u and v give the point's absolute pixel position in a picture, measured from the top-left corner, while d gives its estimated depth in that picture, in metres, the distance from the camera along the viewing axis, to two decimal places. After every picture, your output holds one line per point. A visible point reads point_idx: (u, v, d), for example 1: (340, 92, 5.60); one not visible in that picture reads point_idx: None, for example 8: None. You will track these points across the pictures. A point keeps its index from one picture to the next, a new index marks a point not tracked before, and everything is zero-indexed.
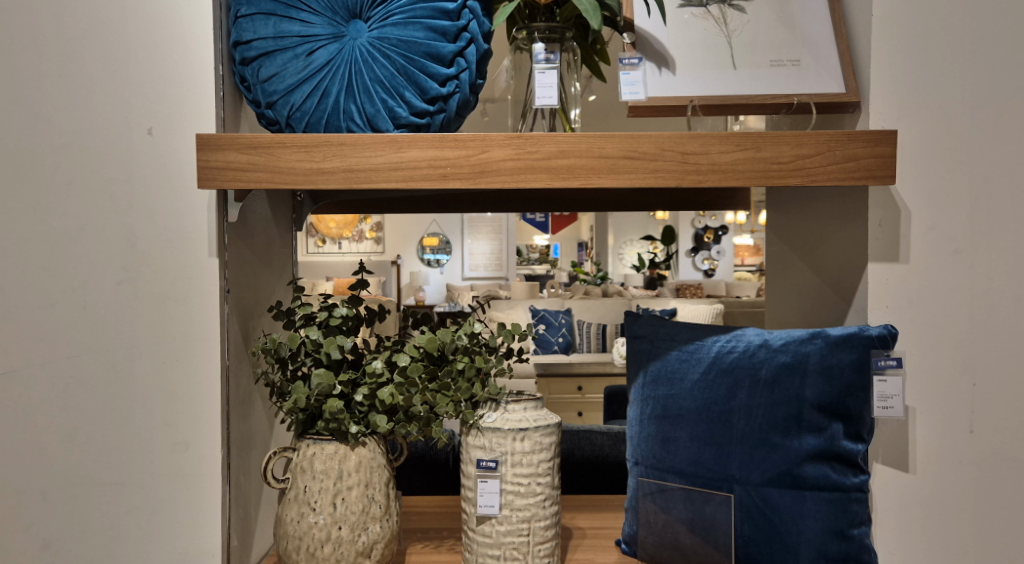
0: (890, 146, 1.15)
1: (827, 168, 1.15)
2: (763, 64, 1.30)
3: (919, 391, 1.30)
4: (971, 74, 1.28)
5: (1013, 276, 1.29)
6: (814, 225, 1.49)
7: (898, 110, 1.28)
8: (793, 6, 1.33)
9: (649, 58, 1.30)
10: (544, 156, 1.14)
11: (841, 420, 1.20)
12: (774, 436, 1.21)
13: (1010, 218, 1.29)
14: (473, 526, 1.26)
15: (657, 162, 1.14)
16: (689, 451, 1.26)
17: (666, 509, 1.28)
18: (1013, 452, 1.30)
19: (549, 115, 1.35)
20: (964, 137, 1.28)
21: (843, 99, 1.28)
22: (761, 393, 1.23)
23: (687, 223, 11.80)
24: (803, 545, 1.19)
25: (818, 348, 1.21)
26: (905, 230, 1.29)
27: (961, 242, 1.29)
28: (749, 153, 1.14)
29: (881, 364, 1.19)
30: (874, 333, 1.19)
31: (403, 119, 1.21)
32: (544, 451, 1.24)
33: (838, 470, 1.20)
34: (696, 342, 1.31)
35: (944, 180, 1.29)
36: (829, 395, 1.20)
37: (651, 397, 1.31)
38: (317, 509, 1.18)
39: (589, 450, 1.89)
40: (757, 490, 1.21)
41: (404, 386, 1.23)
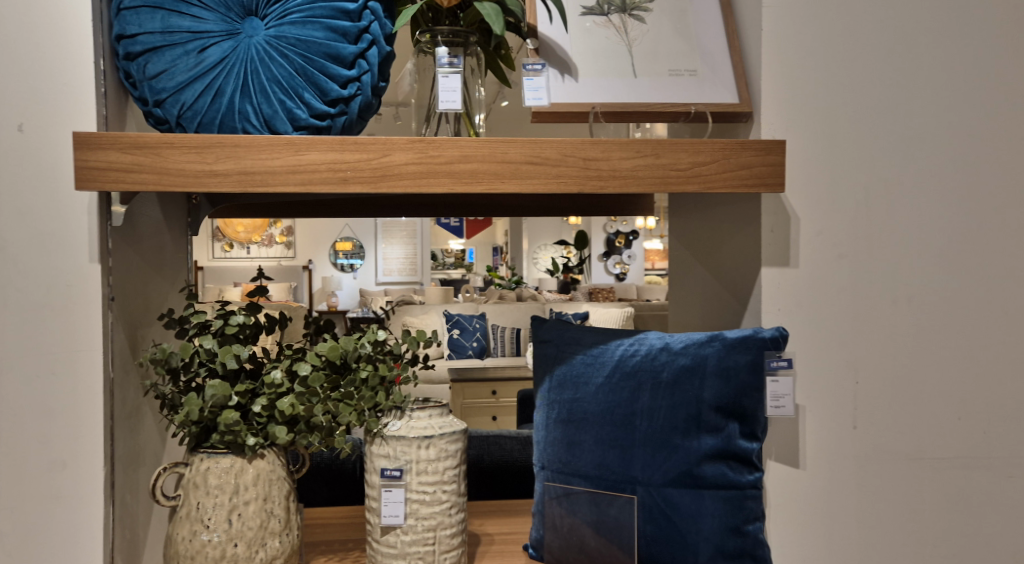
0: (780, 155, 1.20)
1: (722, 176, 1.19)
2: (662, 72, 1.33)
3: (808, 390, 1.35)
4: (853, 86, 1.35)
5: (891, 279, 1.36)
6: (712, 231, 1.53)
7: (788, 120, 1.33)
8: (690, 18, 1.37)
9: (552, 65, 1.31)
10: (446, 160, 1.13)
11: (737, 420, 1.24)
12: (675, 438, 1.23)
13: (888, 223, 1.36)
14: (377, 537, 1.23)
15: (560, 168, 1.15)
16: (593, 454, 1.27)
17: (572, 512, 1.29)
18: (893, 444, 1.37)
19: (454, 120, 1.33)
20: (847, 147, 1.35)
21: (736, 109, 1.31)
22: (662, 395, 1.25)
23: (600, 228, 12.01)
24: (702, 543, 1.21)
25: (716, 351, 1.25)
26: (795, 235, 1.34)
27: (845, 247, 1.35)
28: (649, 160, 1.17)
29: (774, 365, 1.25)
30: (766, 335, 1.24)
31: (302, 120, 1.17)
32: (449, 459, 1.23)
33: (735, 469, 1.23)
34: (600, 345, 1.33)
35: (829, 189, 1.35)
36: (726, 395, 1.23)
37: (556, 402, 1.32)
38: (210, 526, 1.13)
39: (498, 455, 1.91)
40: (659, 490, 1.23)
41: (304, 396, 1.20)
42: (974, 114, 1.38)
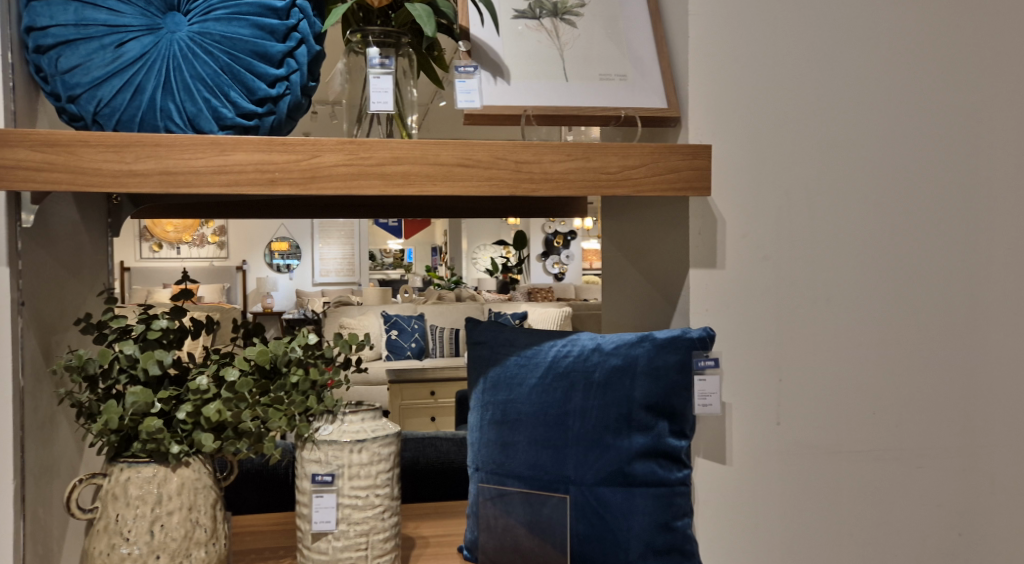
0: (707, 160, 1.23)
1: (651, 179, 1.21)
2: (593, 77, 1.35)
3: (734, 388, 1.39)
4: (775, 92, 1.39)
5: (812, 280, 1.41)
6: (643, 233, 1.56)
7: (714, 125, 1.36)
8: (621, 24, 1.39)
9: (485, 67, 1.32)
10: (377, 162, 1.12)
11: (666, 419, 1.26)
12: (606, 437, 1.25)
13: (810, 226, 1.41)
14: (308, 544, 1.21)
15: (491, 170, 1.16)
16: (527, 455, 1.28)
17: (506, 513, 1.30)
18: (814, 439, 1.42)
19: (386, 121, 1.32)
20: (770, 152, 1.39)
21: (665, 114, 1.34)
22: (595, 395, 1.26)
23: (538, 228, 12.08)
24: (632, 540, 1.23)
25: (646, 351, 1.27)
26: (721, 238, 1.38)
27: (769, 249, 1.39)
28: (580, 163, 1.18)
29: (701, 365, 1.28)
30: (694, 335, 1.27)
31: (228, 120, 1.15)
32: (382, 462, 1.22)
33: (664, 467, 1.26)
34: (534, 346, 1.34)
35: (753, 193, 1.39)
36: (656, 394, 1.25)
37: (491, 403, 1.32)
38: (131, 538, 1.09)
39: (434, 457, 1.90)
40: (591, 490, 1.24)
41: (232, 402, 1.17)
42: (892, 121, 1.44)
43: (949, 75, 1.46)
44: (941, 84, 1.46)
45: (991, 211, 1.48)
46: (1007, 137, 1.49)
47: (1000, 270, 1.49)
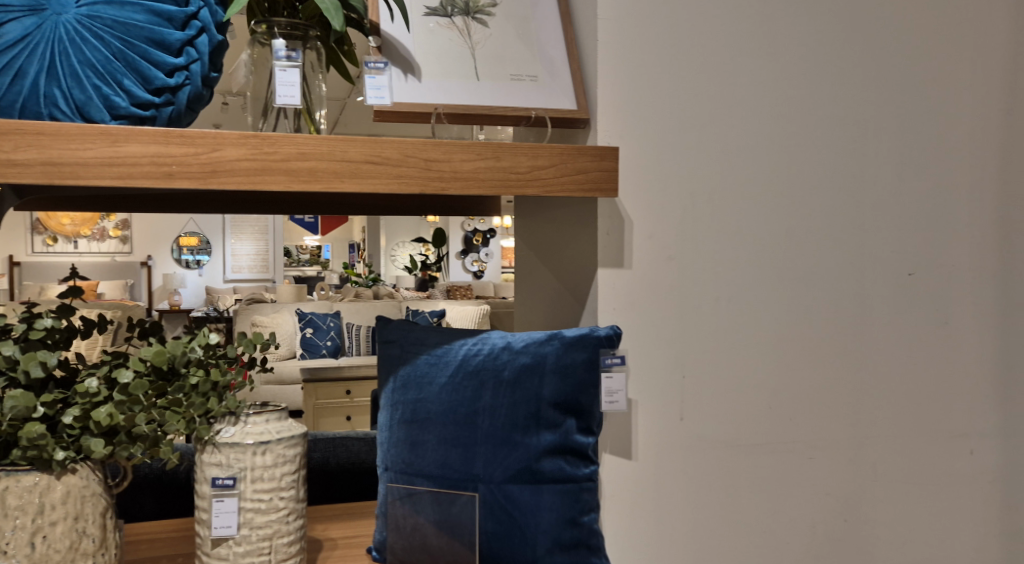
0: (614, 161, 1.26)
1: (560, 180, 1.22)
2: (504, 77, 1.35)
3: (640, 385, 1.42)
4: (680, 97, 1.43)
5: (715, 279, 1.46)
6: (555, 233, 1.58)
7: (622, 128, 1.39)
8: (531, 25, 1.40)
9: (395, 63, 1.30)
10: (281, 157, 1.09)
11: (574, 416, 1.28)
12: (515, 435, 1.25)
13: (712, 228, 1.46)
14: (207, 550, 1.18)
15: (401, 168, 1.14)
16: (436, 454, 1.27)
17: (415, 512, 1.29)
18: (715, 434, 1.47)
19: (293, 116, 1.30)
20: (676, 155, 1.43)
21: (574, 115, 1.36)
22: (503, 393, 1.27)
23: (457, 226, 12.05)
24: (540, 536, 1.24)
25: (555, 349, 1.28)
26: (629, 238, 1.41)
27: (674, 249, 1.43)
28: (489, 162, 1.18)
29: (608, 362, 1.30)
30: (601, 333, 1.29)
31: (122, 109, 1.10)
32: (287, 465, 1.19)
33: (571, 463, 1.27)
34: (444, 345, 1.33)
35: (659, 195, 1.42)
36: (564, 392, 1.27)
37: (400, 402, 1.31)
38: (8, 552, 1.04)
39: (344, 458, 1.87)
40: (500, 487, 1.25)
41: (125, 405, 1.12)
42: (791, 128, 1.50)
43: (845, 84, 1.53)
44: (837, 93, 1.52)
45: (883, 215, 1.55)
46: (899, 145, 1.56)
47: (890, 271, 1.56)
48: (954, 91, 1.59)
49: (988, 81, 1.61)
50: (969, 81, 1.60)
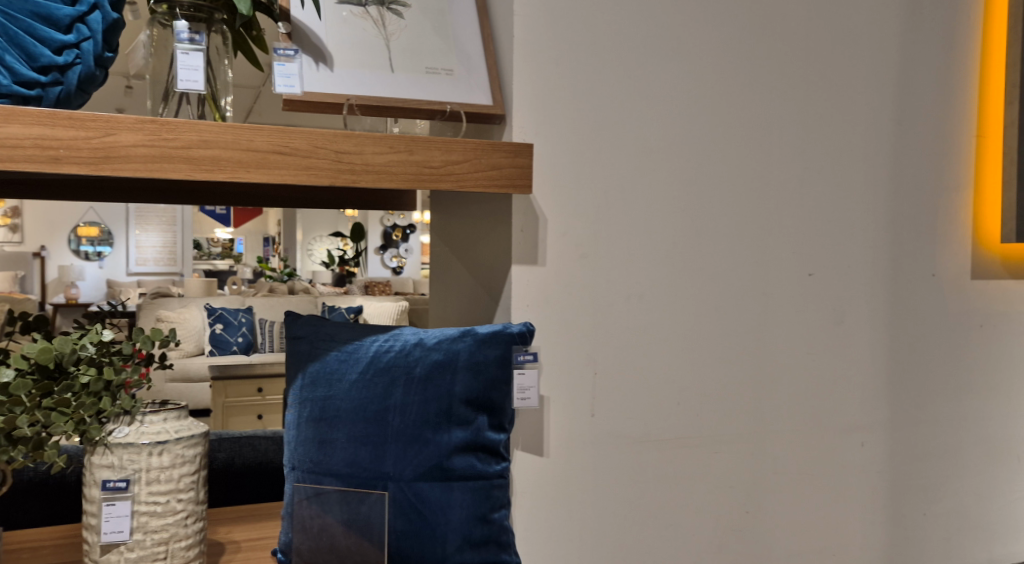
0: (528, 158, 1.26)
1: (473, 175, 1.22)
2: (419, 70, 1.32)
3: (552, 382, 1.43)
4: (593, 97, 1.45)
5: (626, 277, 1.48)
6: (470, 228, 1.57)
7: (536, 125, 1.40)
8: (448, 18, 1.38)
9: (306, 51, 1.26)
10: (182, 145, 1.04)
11: (486, 413, 1.27)
12: (426, 432, 1.23)
13: (624, 226, 1.48)
14: (96, 557, 1.12)
15: (310, 159, 1.11)
16: (345, 452, 1.23)
17: (323, 512, 1.25)
18: (624, 430, 1.49)
19: (196, 102, 1.24)
20: (589, 154, 1.44)
21: (490, 111, 1.35)
22: (415, 390, 1.24)
23: (376, 221, 11.88)
24: (450, 533, 1.22)
25: (467, 346, 1.27)
26: (543, 236, 1.41)
27: (587, 247, 1.45)
28: (402, 156, 1.16)
29: (521, 359, 1.30)
30: (514, 330, 1.29)
31: (3, 87, 1.02)
32: (186, 465, 1.14)
33: (482, 460, 1.26)
34: (355, 342, 1.31)
35: (573, 193, 1.43)
36: (476, 389, 1.25)
37: (308, 400, 1.27)
38: None
39: (250, 457, 1.81)
40: (410, 485, 1.22)
41: (5, 406, 1.06)
42: (700, 130, 1.53)
43: (752, 89, 1.57)
44: (744, 97, 1.57)
45: (785, 217, 1.61)
46: (802, 150, 1.62)
47: (792, 272, 1.62)
48: (853, 99, 1.66)
49: (883, 91, 1.69)
50: (866, 91, 1.67)
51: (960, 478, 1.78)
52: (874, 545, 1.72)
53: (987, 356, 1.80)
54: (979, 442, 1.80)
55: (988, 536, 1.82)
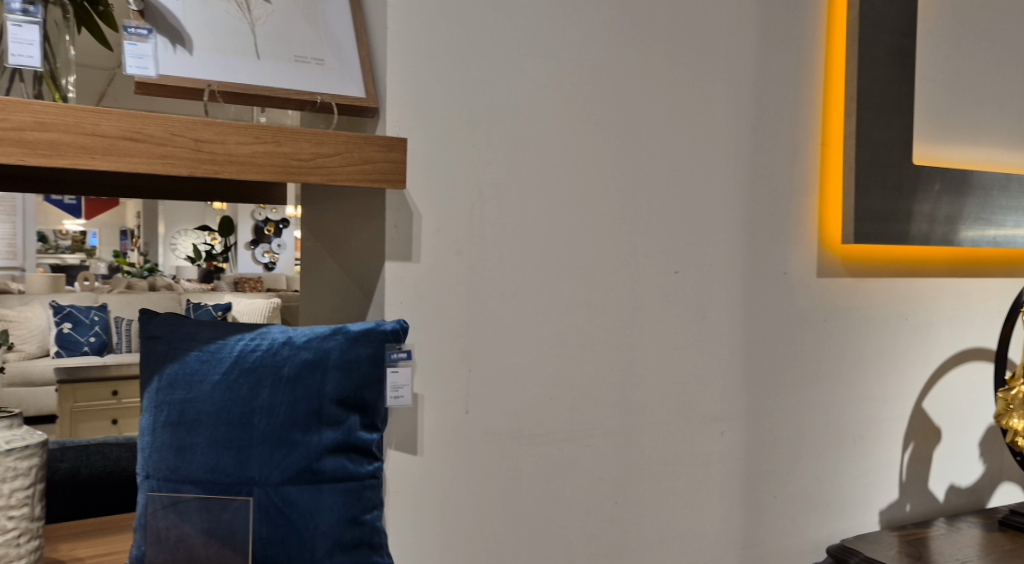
0: (402, 153, 1.23)
1: (345, 169, 1.18)
2: (287, 58, 1.27)
3: (427, 379, 1.43)
4: (466, 95, 1.45)
5: (499, 274, 1.50)
6: (340, 224, 1.54)
7: (410, 120, 1.40)
8: (319, 5, 1.32)
9: (161, 31, 1.19)
10: (13, 127, 0.96)
11: (357, 413, 1.24)
12: (294, 434, 1.18)
13: (498, 223, 1.49)
14: None
15: (166, 147, 1.04)
16: (205, 458, 1.17)
17: (180, 522, 1.17)
18: (497, 426, 1.51)
19: (31, 80, 1.15)
20: (463, 152, 1.45)
21: (363, 103, 1.32)
22: (282, 391, 1.20)
23: (245, 215, 11.41)
24: (319, 538, 1.17)
25: (338, 344, 1.24)
26: (417, 232, 1.42)
27: (462, 244, 1.46)
28: (269, 147, 1.11)
29: (394, 357, 1.28)
30: (387, 328, 1.27)
31: None
32: (19, 479, 1.05)
33: (354, 461, 1.22)
34: (218, 341, 1.24)
35: (448, 189, 1.44)
36: (347, 388, 1.22)
37: (165, 404, 1.19)
38: None
39: (99, 467, 1.69)
40: (276, 490, 1.17)
41: None
42: (571, 130, 1.56)
43: (622, 93, 1.62)
44: (614, 99, 1.61)
45: (652, 216, 1.67)
46: (667, 152, 1.68)
47: (658, 269, 1.68)
48: (715, 106, 1.74)
49: (742, 99, 1.78)
50: (726, 98, 1.76)
51: (809, 461, 1.91)
52: (733, 528, 1.81)
53: (832, 348, 1.94)
54: (825, 427, 1.93)
55: (834, 515, 1.95)
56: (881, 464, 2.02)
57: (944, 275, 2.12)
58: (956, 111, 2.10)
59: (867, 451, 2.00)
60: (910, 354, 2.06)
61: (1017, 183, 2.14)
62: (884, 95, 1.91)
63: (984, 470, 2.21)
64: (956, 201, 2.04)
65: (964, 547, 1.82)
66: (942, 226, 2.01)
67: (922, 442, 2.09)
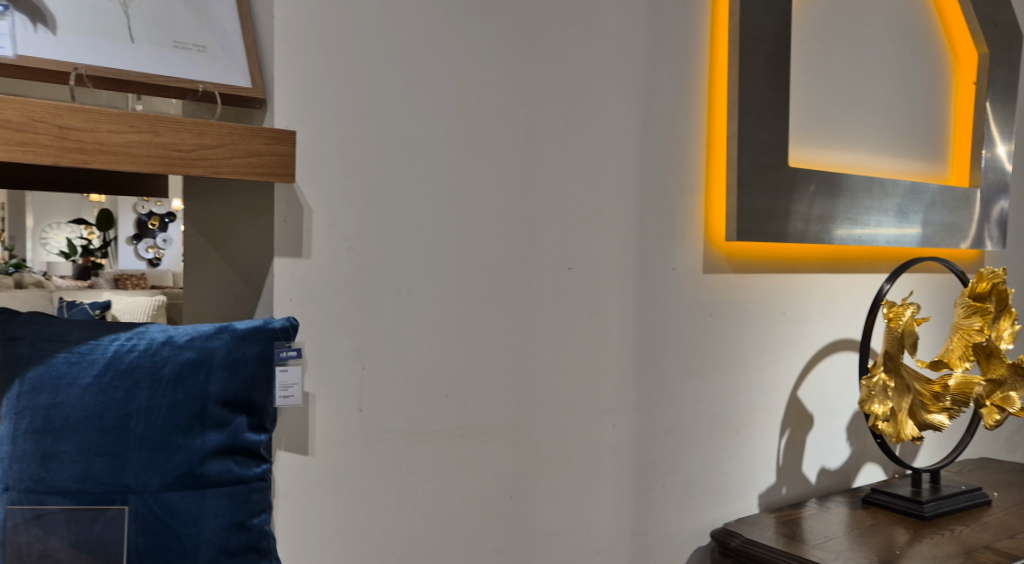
0: (290, 146, 1.20)
1: (229, 161, 1.14)
2: (165, 44, 1.21)
3: (318, 377, 1.41)
4: (357, 88, 1.43)
5: (393, 270, 1.48)
6: (226, 217, 1.49)
7: (299, 112, 1.37)
8: None
9: (20, 9, 1.11)
10: None
11: (244, 413, 1.20)
12: (175, 437, 1.13)
13: (391, 218, 1.48)
14: None
15: (27, 134, 0.97)
16: (75, 467, 1.09)
17: (45, 537, 1.10)
18: (391, 424, 1.49)
19: None
20: (354, 146, 1.43)
21: (248, 93, 1.28)
22: (162, 393, 1.14)
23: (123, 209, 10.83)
24: (202, 546, 1.12)
25: (223, 343, 1.20)
26: (307, 227, 1.38)
27: (355, 239, 1.44)
28: (145, 136, 1.06)
29: (283, 356, 1.25)
30: (276, 325, 1.24)
31: None
32: None
33: (240, 463, 1.19)
34: (89, 342, 1.17)
35: (339, 183, 1.42)
36: (233, 388, 1.18)
37: (28, 410, 1.11)
38: None
39: None
40: (155, 497, 1.11)
41: None
42: (464, 126, 1.56)
43: (515, 90, 1.63)
44: (508, 97, 1.62)
45: (545, 213, 1.69)
46: (560, 150, 1.70)
47: (552, 265, 1.70)
48: (606, 106, 1.78)
49: (632, 100, 1.83)
50: (617, 98, 1.80)
51: (695, 450, 1.99)
52: (624, 517, 1.86)
53: (717, 341, 2.02)
54: (710, 417, 2.02)
55: (718, 501, 2.04)
56: (761, 450, 2.13)
57: (817, 271, 2.25)
58: (827, 117, 2.23)
59: (748, 439, 2.10)
60: (786, 345, 2.18)
61: (881, 186, 2.29)
62: (763, 100, 2.00)
63: (851, 452, 2.36)
64: (828, 201, 2.17)
65: (834, 525, 1.94)
66: (815, 224, 2.13)
67: (797, 429, 2.22)
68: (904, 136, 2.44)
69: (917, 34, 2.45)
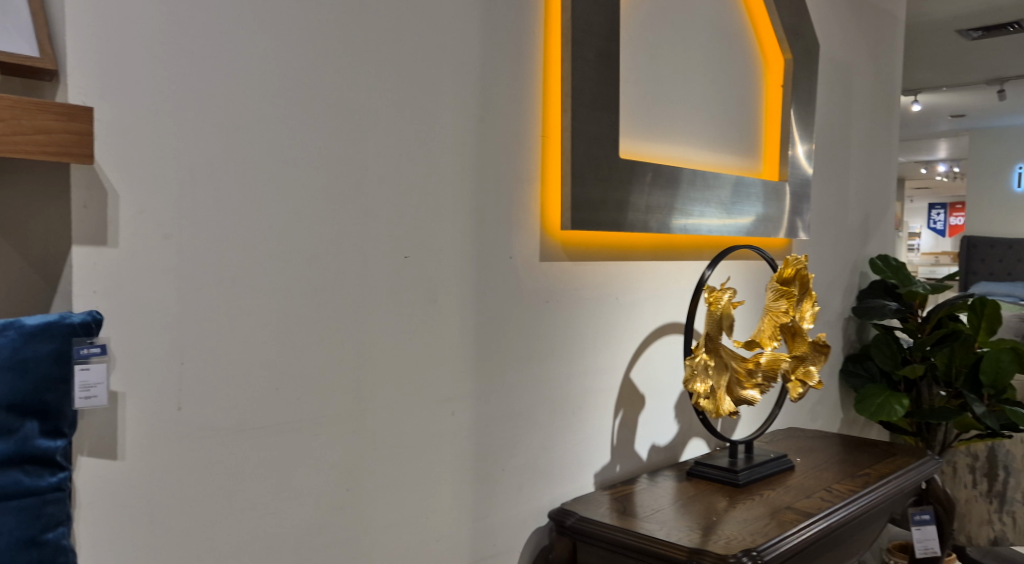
0: (87, 123, 1.11)
1: (11, 138, 1.03)
2: None
3: (127, 375, 1.31)
4: (168, 66, 1.33)
5: (213, 260, 1.40)
6: None
7: (99, 88, 1.26)
8: None
9: None
10: None
11: (35, 418, 1.10)
12: None
13: (210, 205, 1.39)
14: None
15: None
16: None
17: None
18: (213, 422, 1.41)
19: None
20: (166, 127, 1.34)
21: (36, 63, 1.16)
22: None
23: None
24: None
25: (9, 340, 1.08)
26: (112, 214, 1.29)
27: (168, 227, 1.35)
28: None
29: (84, 353, 1.14)
30: (75, 320, 1.13)
31: None
32: None
33: (30, 474, 1.09)
34: None
35: (149, 167, 1.32)
36: (21, 391, 1.07)
37: None
38: None
39: None
40: None
41: None
42: (289, 109, 1.49)
43: (344, 75, 1.58)
44: (337, 81, 1.57)
45: (379, 201, 1.65)
46: (393, 137, 1.67)
47: (387, 253, 1.67)
48: (440, 94, 1.77)
49: (467, 89, 1.83)
50: (451, 87, 1.79)
51: (533, 434, 2.03)
52: (463, 504, 1.87)
53: (553, 327, 2.07)
54: (547, 401, 2.06)
55: (555, 482, 2.09)
56: (595, 431, 2.21)
57: (647, 259, 2.35)
58: (654, 112, 2.34)
59: (583, 420, 2.17)
60: (618, 330, 2.27)
61: (704, 179, 2.42)
62: (595, 93, 2.06)
63: (677, 430, 2.50)
64: (658, 192, 2.26)
65: (661, 498, 2.05)
66: (646, 215, 2.22)
67: (629, 410, 2.32)
68: (722, 132, 2.61)
69: (732, 37, 2.63)
